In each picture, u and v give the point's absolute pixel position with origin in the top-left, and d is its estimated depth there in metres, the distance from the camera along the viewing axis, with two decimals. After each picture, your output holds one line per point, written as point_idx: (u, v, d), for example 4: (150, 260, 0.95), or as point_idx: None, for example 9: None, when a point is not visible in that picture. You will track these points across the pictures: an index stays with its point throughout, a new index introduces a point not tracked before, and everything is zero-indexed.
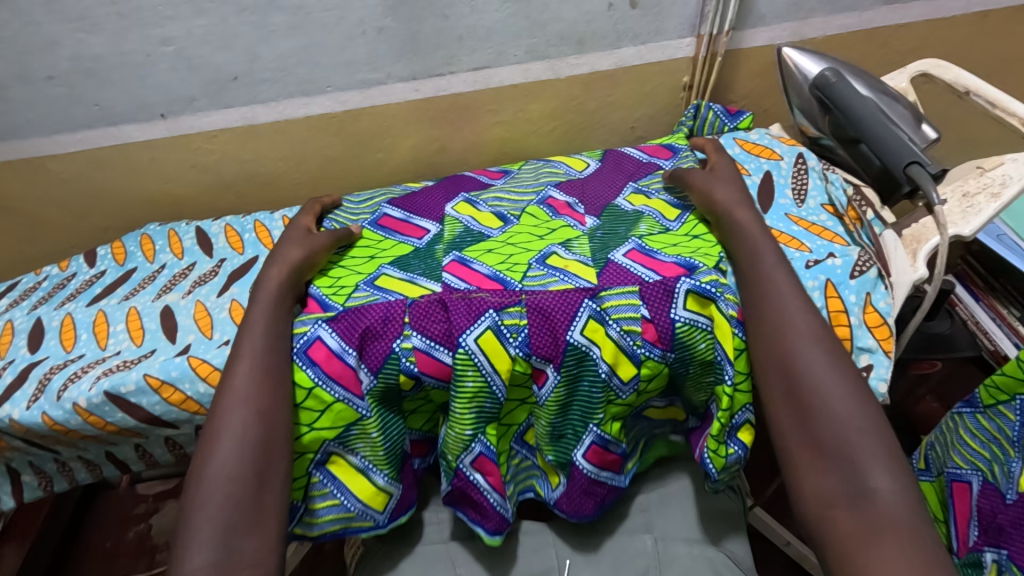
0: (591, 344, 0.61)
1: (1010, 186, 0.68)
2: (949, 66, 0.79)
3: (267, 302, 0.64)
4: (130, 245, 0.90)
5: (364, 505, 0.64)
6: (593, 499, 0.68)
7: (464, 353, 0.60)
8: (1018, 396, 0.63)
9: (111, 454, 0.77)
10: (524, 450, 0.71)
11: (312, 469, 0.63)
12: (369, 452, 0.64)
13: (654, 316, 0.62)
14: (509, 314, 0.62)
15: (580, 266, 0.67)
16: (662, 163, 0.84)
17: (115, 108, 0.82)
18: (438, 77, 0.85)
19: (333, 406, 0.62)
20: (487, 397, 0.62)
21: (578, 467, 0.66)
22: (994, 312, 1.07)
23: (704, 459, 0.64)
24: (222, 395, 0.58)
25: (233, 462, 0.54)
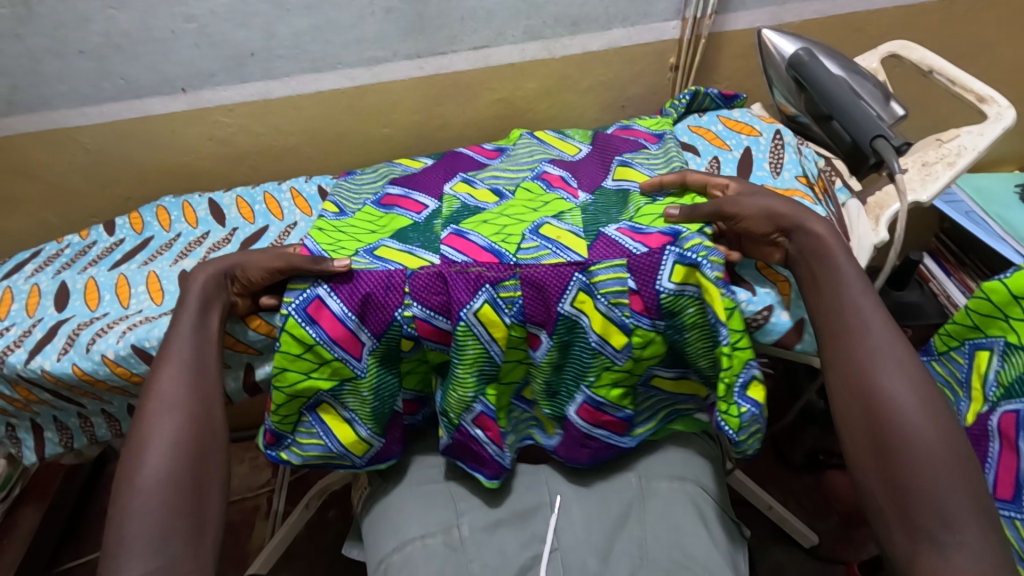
0: (580, 314, 0.65)
1: (965, 156, 0.75)
2: (915, 47, 0.85)
3: (192, 307, 0.65)
4: (147, 216, 0.94)
5: (344, 448, 0.71)
6: (586, 450, 0.75)
7: (464, 327, 0.64)
8: (967, 341, 0.69)
9: (133, 407, 0.80)
10: (524, 405, 0.77)
11: (303, 410, 0.70)
12: (357, 407, 0.69)
13: (641, 288, 0.64)
14: (505, 287, 0.65)
15: (572, 237, 0.68)
16: (649, 146, 0.86)
17: (140, 81, 0.88)
18: (441, 55, 0.91)
19: (330, 362, 0.66)
20: (486, 360, 0.67)
21: (572, 422, 0.73)
22: (964, 285, 1.11)
23: (720, 423, 0.67)
24: (148, 400, 0.60)
25: (164, 469, 0.56)
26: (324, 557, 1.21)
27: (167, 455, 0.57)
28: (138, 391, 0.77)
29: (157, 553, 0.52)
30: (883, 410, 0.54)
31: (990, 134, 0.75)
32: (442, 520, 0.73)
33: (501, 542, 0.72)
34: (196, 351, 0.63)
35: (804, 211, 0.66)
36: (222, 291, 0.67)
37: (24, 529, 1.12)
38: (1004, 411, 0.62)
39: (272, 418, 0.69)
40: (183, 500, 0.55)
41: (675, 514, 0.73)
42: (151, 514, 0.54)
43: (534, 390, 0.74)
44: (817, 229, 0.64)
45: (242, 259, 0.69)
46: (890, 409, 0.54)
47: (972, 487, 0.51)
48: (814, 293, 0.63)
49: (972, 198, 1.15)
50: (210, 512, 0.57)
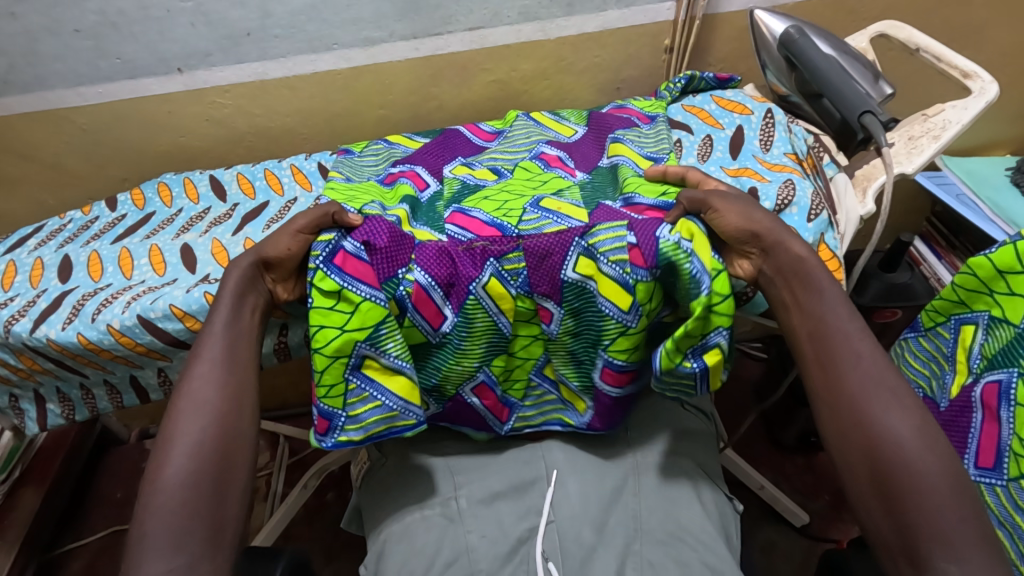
0: (586, 279, 0.65)
1: (949, 129, 0.75)
2: (902, 27, 0.85)
3: (227, 302, 0.63)
4: (148, 192, 0.95)
5: (404, 402, 0.64)
6: (616, 415, 0.74)
7: (473, 300, 0.65)
8: (953, 316, 0.70)
9: (136, 378, 0.80)
10: (542, 381, 0.77)
11: (347, 375, 0.63)
12: (400, 349, 0.64)
13: (641, 242, 0.62)
14: (509, 259, 0.65)
15: (572, 207, 0.69)
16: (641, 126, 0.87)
17: (136, 61, 0.88)
18: (436, 36, 0.91)
19: (361, 306, 0.62)
20: (494, 333, 0.68)
21: (601, 390, 0.72)
22: (954, 268, 1.13)
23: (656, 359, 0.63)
24: (179, 399, 0.57)
25: (184, 469, 0.53)
26: (323, 536, 1.23)
27: (191, 457, 0.53)
28: (142, 362, 0.78)
29: (173, 558, 0.48)
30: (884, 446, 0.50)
31: (973, 108, 0.76)
32: (439, 494, 0.75)
33: (498, 513, 0.73)
34: (228, 348, 0.61)
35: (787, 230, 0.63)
36: (258, 281, 0.66)
37: (23, 512, 1.13)
38: (987, 382, 0.64)
39: (319, 396, 0.63)
40: (205, 504, 0.52)
41: (671, 490, 0.74)
42: (173, 517, 0.50)
43: (558, 366, 0.74)
44: (797, 249, 0.62)
45: (264, 244, 0.67)
46: (891, 447, 0.50)
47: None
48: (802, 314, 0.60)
49: (962, 181, 1.16)
50: (230, 517, 0.52)
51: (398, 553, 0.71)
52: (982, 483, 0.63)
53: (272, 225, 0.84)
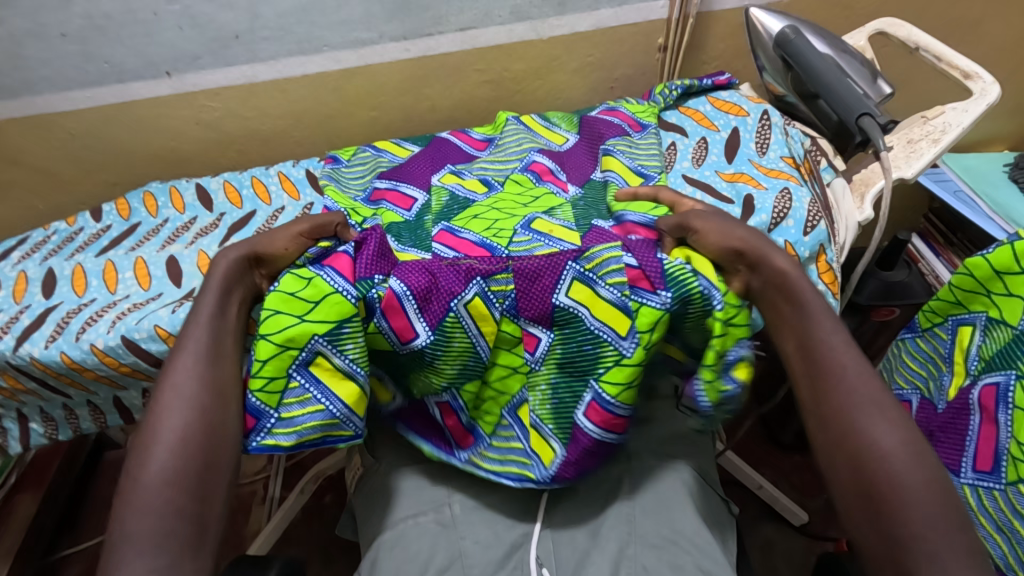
0: (578, 306, 0.64)
1: (950, 132, 0.74)
2: (902, 24, 0.84)
3: (214, 291, 0.63)
4: (133, 202, 0.93)
5: (348, 410, 0.62)
6: (597, 458, 0.65)
7: (453, 317, 0.63)
8: (950, 318, 0.70)
9: (118, 400, 0.80)
10: (513, 423, 0.70)
11: (291, 371, 0.61)
12: (357, 354, 0.62)
13: (642, 264, 0.63)
14: (497, 280, 0.65)
15: (564, 230, 0.70)
16: (631, 133, 0.85)
17: (124, 64, 0.87)
18: (428, 36, 0.90)
19: (328, 297, 0.61)
20: (471, 356, 0.66)
21: (583, 429, 0.64)
22: (952, 265, 1.12)
23: (699, 393, 0.63)
24: (161, 392, 0.56)
25: (166, 465, 0.52)
26: (321, 541, 1.22)
27: (174, 453, 0.53)
28: (125, 383, 0.77)
29: (151, 556, 0.47)
30: (870, 461, 0.49)
31: (974, 111, 0.75)
32: (433, 499, 0.74)
33: (493, 519, 0.72)
34: (214, 341, 0.60)
35: (768, 243, 0.63)
36: (247, 274, 0.66)
37: (19, 516, 1.13)
38: (984, 385, 0.63)
39: (253, 390, 0.60)
40: (188, 500, 0.51)
41: (665, 492, 0.73)
42: (155, 516, 0.49)
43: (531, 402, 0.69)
44: (779, 262, 0.62)
45: (258, 239, 0.68)
46: (878, 463, 0.49)
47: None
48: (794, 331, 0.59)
49: (960, 177, 1.15)
50: (213, 514, 0.52)
51: (388, 558, 0.70)
52: (979, 486, 0.62)
53: (259, 234, 0.84)
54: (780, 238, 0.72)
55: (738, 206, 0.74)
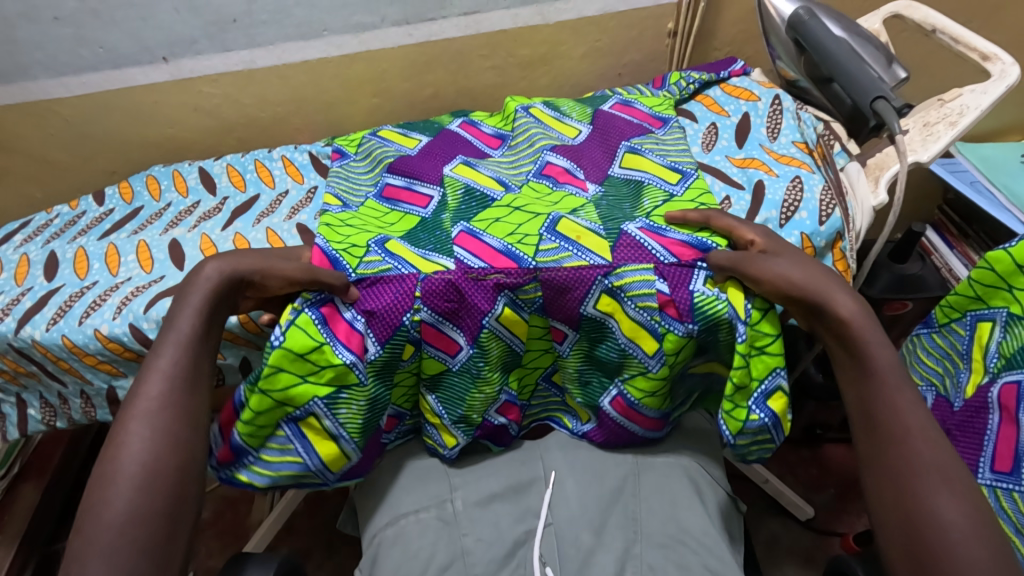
0: (606, 316, 0.68)
1: (967, 115, 0.68)
2: (919, 6, 0.78)
3: (193, 307, 0.61)
4: (136, 185, 0.91)
5: (323, 465, 0.68)
6: (621, 438, 0.75)
7: (488, 333, 0.68)
8: (969, 313, 0.68)
9: (113, 390, 0.75)
10: (552, 389, 0.79)
11: (282, 422, 0.67)
12: (348, 419, 0.67)
13: (674, 293, 0.65)
14: (525, 290, 0.67)
15: (593, 238, 0.69)
16: (654, 130, 0.83)
17: (120, 49, 0.85)
18: (430, 21, 0.88)
19: (336, 367, 0.65)
20: (508, 353, 0.71)
21: (605, 412, 0.74)
22: (967, 258, 1.10)
23: (722, 423, 0.68)
24: (128, 422, 0.55)
25: (130, 503, 0.51)
26: (324, 530, 1.22)
27: (140, 490, 0.51)
28: (126, 369, 0.74)
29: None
30: None
31: (993, 92, 0.67)
32: (435, 495, 0.73)
33: (496, 516, 0.71)
34: (190, 366, 0.59)
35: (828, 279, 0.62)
36: (235, 293, 0.65)
37: (23, 506, 1.12)
38: (1005, 383, 0.61)
39: (241, 425, 0.66)
40: (154, 539, 0.50)
41: (672, 490, 0.73)
42: (114, 556, 0.48)
43: (563, 378, 0.76)
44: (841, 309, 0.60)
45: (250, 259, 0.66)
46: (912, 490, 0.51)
47: (948, 467, 0.52)
48: (853, 387, 0.59)
49: (977, 167, 1.12)
50: (179, 555, 0.51)
51: (389, 556, 0.69)
52: (997, 488, 0.60)
53: (263, 218, 0.83)
54: (796, 232, 0.69)
55: (748, 192, 0.73)
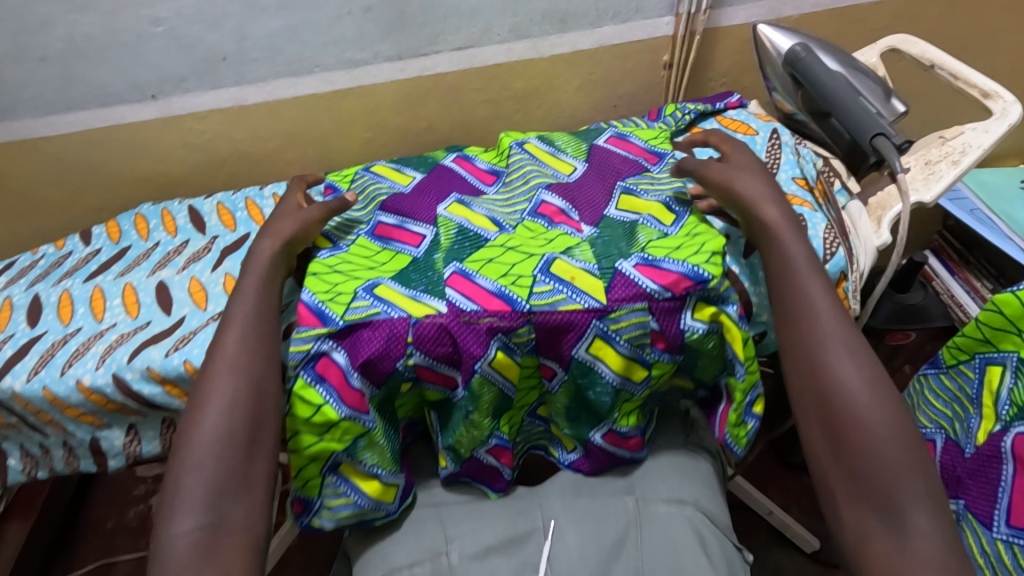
0: (597, 360, 0.67)
1: (970, 154, 0.67)
2: (915, 41, 0.77)
3: (260, 272, 0.68)
4: (124, 224, 0.89)
5: (374, 501, 0.70)
6: (609, 464, 0.76)
7: (480, 378, 0.66)
8: (977, 355, 0.66)
9: (97, 441, 0.73)
10: (537, 421, 0.77)
11: (325, 472, 0.69)
12: (376, 458, 0.70)
13: (665, 328, 0.66)
14: (518, 334, 0.65)
15: (587, 278, 0.67)
16: (649, 166, 0.82)
17: (108, 88, 0.83)
18: (423, 56, 0.87)
19: (339, 424, 0.65)
20: (499, 398, 0.69)
21: (593, 444, 0.75)
22: (969, 285, 1.08)
23: (727, 442, 0.71)
24: (214, 361, 0.62)
25: (220, 432, 0.57)
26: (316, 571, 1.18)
27: (226, 413, 0.58)
28: (109, 420, 0.72)
29: (207, 511, 0.53)
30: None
31: (996, 131, 0.66)
32: (430, 547, 0.71)
33: (493, 569, 0.69)
34: (257, 316, 0.65)
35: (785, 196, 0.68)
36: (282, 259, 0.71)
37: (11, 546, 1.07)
38: (1016, 434, 0.59)
39: (297, 484, 0.69)
40: (237, 457, 0.56)
41: (676, 539, 0.70)
42: (209, 466, 0.55)
43: (551, 411, 0.75)
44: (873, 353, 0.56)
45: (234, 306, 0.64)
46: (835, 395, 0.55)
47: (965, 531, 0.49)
48: None
49: (977, 194, 1.11)
50: (260, 471, 0.57)
51: None
52: (1014, 543, 0.57)
53: None
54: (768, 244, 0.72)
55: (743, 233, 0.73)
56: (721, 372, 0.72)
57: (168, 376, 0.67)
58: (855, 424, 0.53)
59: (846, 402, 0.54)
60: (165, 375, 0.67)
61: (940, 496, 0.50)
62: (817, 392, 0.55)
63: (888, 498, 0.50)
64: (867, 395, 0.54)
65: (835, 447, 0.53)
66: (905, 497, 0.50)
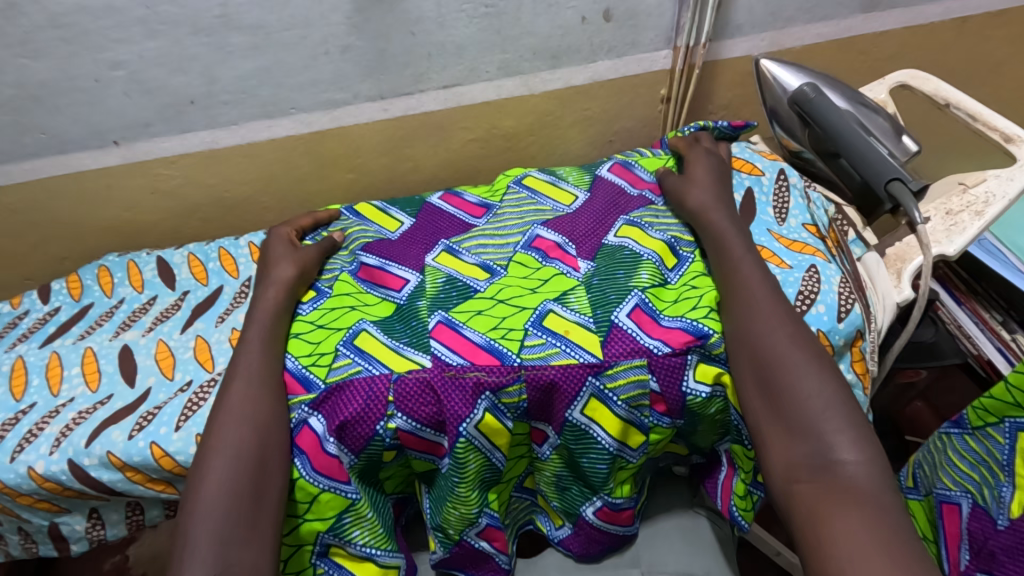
0: (592, 422, 0.61)
1: (994, 204, 0.64)
2: (928, 78, 0.77)
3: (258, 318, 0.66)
4: (86, 278, 0.82)
5: None
6: (598, 545, 0.70)
7: (465, 443, 0.60)
8: (1007, 418, 0.62)
9: (55, 527, 0.67)
10: (525, 495, 0.73)
11: (315, 560, 0.62)
12: (368, 537, 0.63)
13: (664, 390, 0.60)
14: (508, 392, 0.60)
15: (582, 331, 0.62)
16: (654, 199, 0.77)
17: (66, 135, 0.77)
18: (408, 95, 0.82)
19: (321, 495, 0.60)
20: (487, 468, 0.63)
21: (584, 519, 0.68)
22: (976, 316, 0.94)
23: (732, 513, 0.65)
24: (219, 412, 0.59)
25: (229, 479, 0.54)
26: None
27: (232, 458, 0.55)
28: (69, 504, 0.66)
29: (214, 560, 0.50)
30: None
31: (1021, 179, 0.65)
32: None
33: None
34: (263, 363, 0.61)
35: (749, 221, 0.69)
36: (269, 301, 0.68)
37: None
38: None
39: None
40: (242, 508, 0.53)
41: None
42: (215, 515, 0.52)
43: (538, 482, 0.70)
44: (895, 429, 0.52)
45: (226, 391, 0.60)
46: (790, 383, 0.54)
47: None
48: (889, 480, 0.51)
49: None
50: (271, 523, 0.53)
51: None
52: None
53: (226, 316, 0.74)
54: None
55: None
56: (720, 440, 0.67)
57: (130, 461, 0.61)
58: (783, 370, 0.55)
59: (772, 352, 0.56)
60: (126, 460, 0.61)
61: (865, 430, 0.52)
62: (746, 344, 0.57)
63: (817, 436, 0.52)
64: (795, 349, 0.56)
65: (766, 393, 0.55)
66: (830, 431, 0.51)
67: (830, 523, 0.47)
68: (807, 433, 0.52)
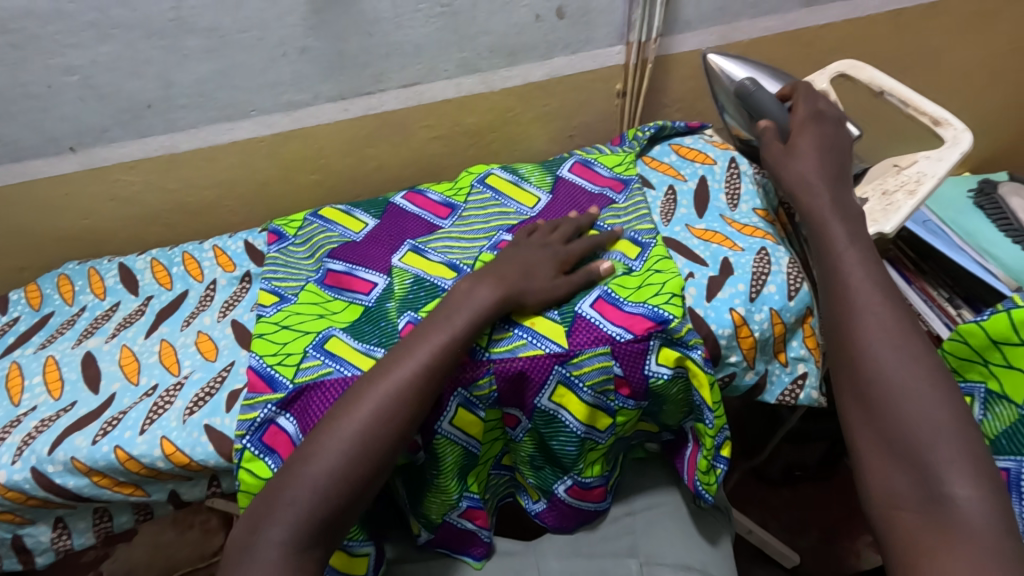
0: (560, 408, 0.63)
1: (925, 183, 0.67)
2: (864, 67, 0.79)
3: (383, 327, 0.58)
4: (46, 288, 0.81)
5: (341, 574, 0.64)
6: (574, 519, 0.73)
7: (442, 438, 0.63)
8: None
9: (20, 539, 0.66)
10: (503, 471, 0.75)
11: None
12: None
13: (628, 373, 0.62)
14: (480, 386, 0.62)
15: (547, 323, 0.64)
16: (614, 196, 0.78)
17: (20, 143, 0.76)
18: (368, 95, 0.83)
19: None
20: (464, 456, 0.65)
21: (558, 496, 0.71)
22: (925, 294, 0.98)
23: (699, 489, 0.69)
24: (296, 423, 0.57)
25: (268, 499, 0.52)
26: None
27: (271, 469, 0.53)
28: (33, 515, 0.65)
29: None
30: None
31: (949, 159, 0.68)
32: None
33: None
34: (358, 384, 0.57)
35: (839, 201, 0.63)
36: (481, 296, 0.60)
37: None
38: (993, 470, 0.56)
39: None
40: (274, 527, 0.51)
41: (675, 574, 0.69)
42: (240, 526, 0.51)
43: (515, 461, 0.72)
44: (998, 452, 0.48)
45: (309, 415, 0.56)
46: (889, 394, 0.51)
47: None
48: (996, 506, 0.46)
49: None
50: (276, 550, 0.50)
51: None
52: None
53: (192, 320, 0.74)
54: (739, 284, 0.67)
55: (712, 269, 0.68)
56: (686, 417, 0.70)
57: (96, 466, 0.61)
58: (887, 383, 0.52)
59: (875, 367, 0.52)
60: (91, 465, 0.61)
61: (982, 462, 0.47)
62: (849, 361, 0.54)
63: (923, 460, 0.48)
64: (909, 362, 0.52)
65: (868, 413, 0.52)
66: (942, 459, 0.47)
67: (929, 559, 0.45)
68: (912, 457, 0.49)
